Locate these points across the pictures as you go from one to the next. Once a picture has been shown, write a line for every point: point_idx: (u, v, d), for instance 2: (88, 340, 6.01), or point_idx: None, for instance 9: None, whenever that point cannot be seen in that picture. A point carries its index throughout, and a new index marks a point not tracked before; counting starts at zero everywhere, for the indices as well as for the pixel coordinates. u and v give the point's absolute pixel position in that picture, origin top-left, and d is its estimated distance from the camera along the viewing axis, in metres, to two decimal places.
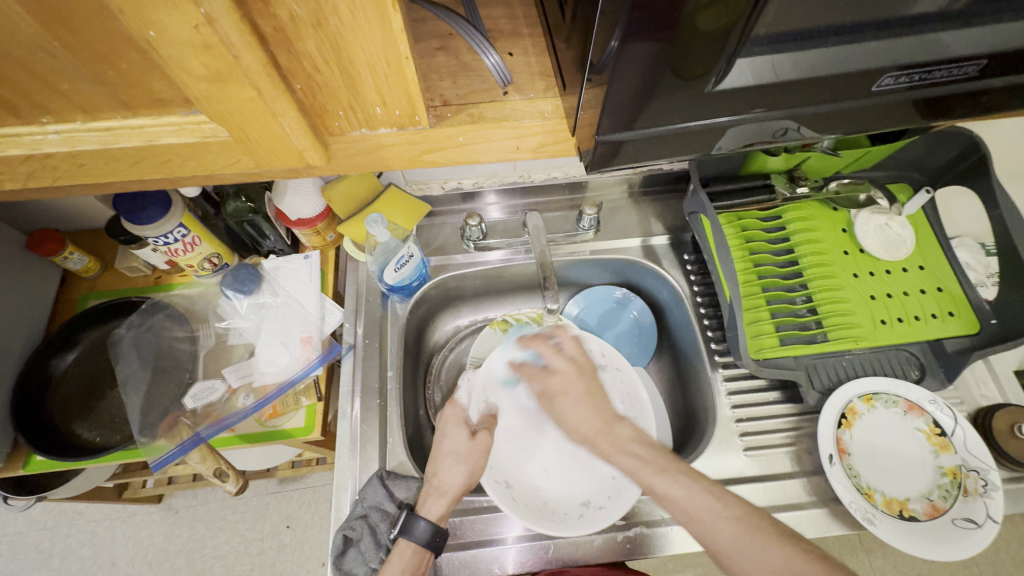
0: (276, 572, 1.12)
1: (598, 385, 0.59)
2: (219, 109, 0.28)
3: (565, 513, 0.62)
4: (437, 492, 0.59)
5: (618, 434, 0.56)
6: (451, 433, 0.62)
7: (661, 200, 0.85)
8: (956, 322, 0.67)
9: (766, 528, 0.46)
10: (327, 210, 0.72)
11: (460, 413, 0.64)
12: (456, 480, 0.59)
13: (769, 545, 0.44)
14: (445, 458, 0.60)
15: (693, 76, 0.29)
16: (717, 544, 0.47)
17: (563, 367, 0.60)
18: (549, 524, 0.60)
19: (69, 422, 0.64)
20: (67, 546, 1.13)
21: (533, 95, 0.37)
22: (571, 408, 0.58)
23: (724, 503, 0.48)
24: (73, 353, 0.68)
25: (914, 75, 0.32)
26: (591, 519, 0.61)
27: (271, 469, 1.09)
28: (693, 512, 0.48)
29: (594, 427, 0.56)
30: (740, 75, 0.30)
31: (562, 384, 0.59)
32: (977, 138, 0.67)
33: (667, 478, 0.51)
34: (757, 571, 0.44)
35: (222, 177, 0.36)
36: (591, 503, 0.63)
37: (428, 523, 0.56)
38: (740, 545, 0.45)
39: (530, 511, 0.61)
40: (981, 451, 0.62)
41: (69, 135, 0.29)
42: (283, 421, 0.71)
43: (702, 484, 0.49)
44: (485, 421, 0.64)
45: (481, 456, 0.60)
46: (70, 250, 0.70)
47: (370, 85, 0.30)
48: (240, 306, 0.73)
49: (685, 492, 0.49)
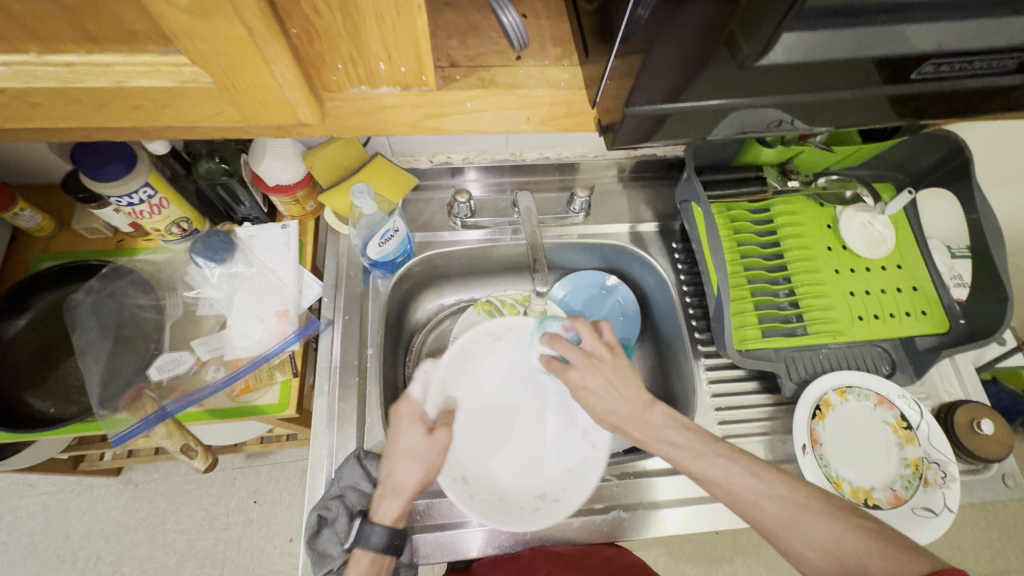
0: (241, 548, 1.09)
1: (621, 372, 0.56)
2: (202, 49, 0.25)
3: (519, 506, 0.61)
4: (393, 493, 0.54)
5: (650, 422, 0.55)
6: (406, 430, 0.56)
7: (652, 186, 0.84)
8: (928, 321, 0.69)
9: (814, 506, 0.48)
10: (308, 177, 0.68)
11: (417, 408, 0.57)
12: (412, 479, 0.54)
13: (816, 524, 0.46)
14: (401, 456, 0.55)
15: (722, 57, 0.28)
16: (762, 520, 0.49)
17: (583, 363, 0.56)
18: (506, 519, 0.59)
19: (20, 391, 0.59)
20: (17, 518, 1.08)
21: (547, 62, 0.35)
22: (596, 399, 0.56)
23: (769, 483, 0.49)
24: (24, 319, 0.63)
25: (955, 65, 0.31)
26: (547, 512, 0.60)
27: (239, 445, 1.06)
28: (736, 493, 0.50)
29: (625, 417, 0.55)
30: (781, 55, 0.29)
31: (582, 379, 0.56)
32: (961, 142, 0.67)
33: (706, 461, 0.51)
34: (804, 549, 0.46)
35: (200, 130, 0.33)
36: (546, 496, 0.62)
37: (384, 529, 0.52)
38: (788, 525, 0.47)
39: (485, 506, 0.59)
40: (943, 444, 0.65)
41: (21, 69, 0.26)
42: (256, 397, 0.68)
43: (742, 466, 0.50)
44: (444, 417, 0.60)
45: (437, 454, 0.55)
46: (22, 207, 0.64)
47: (375, 36, 0.27)
48: (211, 274, 0.68)
49: (728, 473, 0.50)
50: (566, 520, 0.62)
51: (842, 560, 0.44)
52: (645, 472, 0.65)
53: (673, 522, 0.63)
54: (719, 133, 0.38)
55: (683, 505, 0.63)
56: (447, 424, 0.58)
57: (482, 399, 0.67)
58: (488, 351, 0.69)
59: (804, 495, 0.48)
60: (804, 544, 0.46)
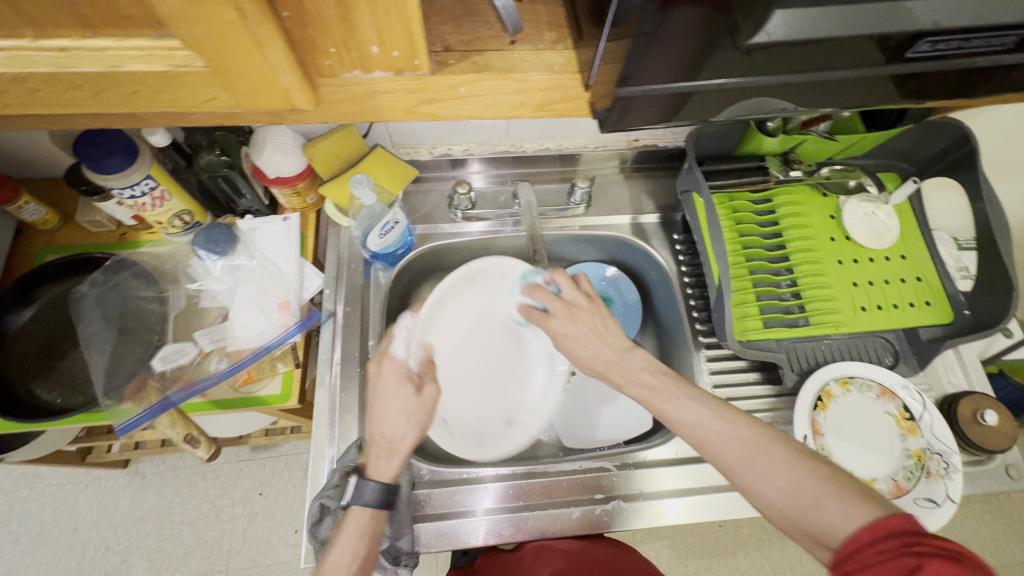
0: (247, 539, 1.11)
1: (601, 321, 0.59)
2: (195, 33, 0.25)
3: (493, 433, 0.66)
4: (387, 452, 0.52)
5: (630, 366, 0.56)
6: (394, 391, 0.54)
7: (653, 177, 0.83)
8: (932, 311, 0.68)
9: (776, 449, 0.46)
10: (308, 169, 0.68)
11: (401, 367, 0.54)
12: (407, 438, 0.53)
13: (776, 465, 0.45)
14: (391, 415, 0.53)
15: (718, 35, 0.28)
16: (725, 460, 0.48)
17: (561, 311, 0.59)
18: (483, 450, 0.64)
19: (28, 381, 0.60)
20: (26, 510, 1.10)
21: (542, 46, 0.35)
22: (580, 344, 0.58)
23: (733, 426, 0.48)
24: (30, 310, 0.64)
25: (952, 43, 0.31)
26: (519, 436, 0.66)
27: (243, 437, 1.07)
28: (700, 434, 0.49)
29: (604, 360, 0.57)
30: (777, 40, 0.29)
31: (563, 327, 0.59)
32: (967, 131, 0.67)
33: (678, 404, 0.52)
34: (762, 486, 0.46)
35: (196, 117, 0.33)
36: (514, 421, 0.67)
37: (377, 485, 0.50)
38: (747, 464, 0.47)
39: (465, 442, 0.64)
40: (945, 435, 0.64)
41: (16, 55, 0.26)
42: (258, 388, 0.68)
43: (712, 408, 0.50)
44: (426, 370, 0.57)
45: (429, 409, 0.54)
46: (26, 200, 0.65)
47: (367, 19, 0.27)
48: (213, 267, 0.69)
49: (698, 415, 0.50)
50: (566, 510, 0.63)
51: (797, 501, 0.43)
52: (645, 462, 0.66)
53: (673, 512, 0.63)
54: (715, 119, 0.38)
55: (684, 496, 0.63)
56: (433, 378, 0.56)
57: (446, 340, 0.68)
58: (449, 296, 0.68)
59: (767, 437, 0.47)
60: (764, 485, 0.46)
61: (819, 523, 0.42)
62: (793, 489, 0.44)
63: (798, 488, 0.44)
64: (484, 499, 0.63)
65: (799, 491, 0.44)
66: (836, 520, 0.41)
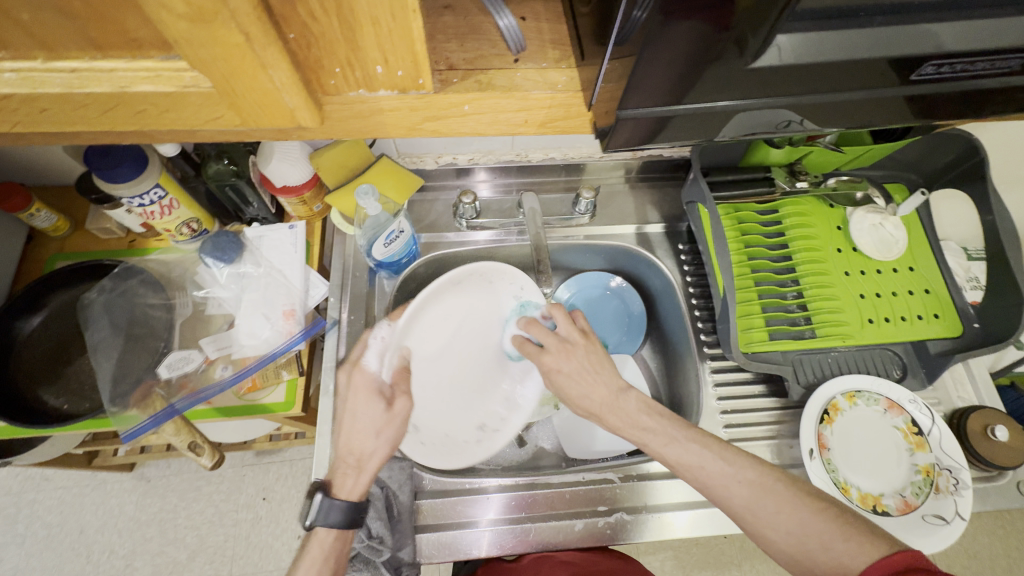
0: (250, 544, 1.11)
1: (596, 357, 0.57)
2: (201, 55, 0.25)
3: (463, 440, 0.66)
4: (356, 470, 0.53)
5: (625, 408, 0.55)
6: (364, 406, 0.54)
7: (658, 187, 0.83)
8: (940, 324, 0.67)
9: (780, 491, 0.49)
10: (315, 178, 0.69)
11: (370, 380, 0.56)
12: (378, 456, 0.53)
13: (782, 508, 0.48)
14: (360, 432, 0.53)
15: (721, 54, 0.28)
16: (730, 504, 0.50)
17: (553, 345, 0.57)
18: (450, 458, 0.64)
19: (36, 387, 0.61)
20: (33, 512, 1.11)
21: (545, 64, 0.36)
22: (570, 385, 0.56)
23: (738, 468, 0.50)
24: (39, 316, 0.64)
25: (957, 65, 0.31)
26: (488, 442, 0.66)
27: (248, 442, 1.07)
28: (705, 478, 0.51)
29: (598, 403, 0.56)
30: (778, 63, 0.29)
31: (555, 363, 0.57)
32: (976, 142, 0.66)
33: (679, 446, 0.52)
34: (771, 531, 0.48)
35: (203, 134, 0.34)
36: (487, 428, 0.67)
37: (347, 505, 0.51)
38: (754, 508, 0.49)
39: (434, 450, 0.64)
40: (955, 451, 0.63)
41: (27, 75, 0.27)
42: (263, 395, 0.69)
43: (714, 450, 0.51)
44: (398, 382, 0.58)
45: (401, 425, 0.55)
46: (37, 208, 0.66)
47: (372, 41, 0.27)
48: (219, 275, 0.69)
49: (698, 457, 0.51)
50: (569, 522, 0.62)
51: (806, 543, 0.46)
52: (649, 475, 0.65)
53: (676, 526, 0.62)
54: (710, 137, 0.38)
55: (688, 509, 0.63)
56: (408, 394, 0.57)
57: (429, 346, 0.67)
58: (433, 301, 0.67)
59: (772, 478, 0.50)
60: (774, 530, 0.48)
61: (828, 564, 0.44)
62: (802, 530, 0.46)
63: (808, 531, 0.46)
64: (487, 510, 0.62)
65: (809, 533, 0.46)
66: (843, 559, 0.43)
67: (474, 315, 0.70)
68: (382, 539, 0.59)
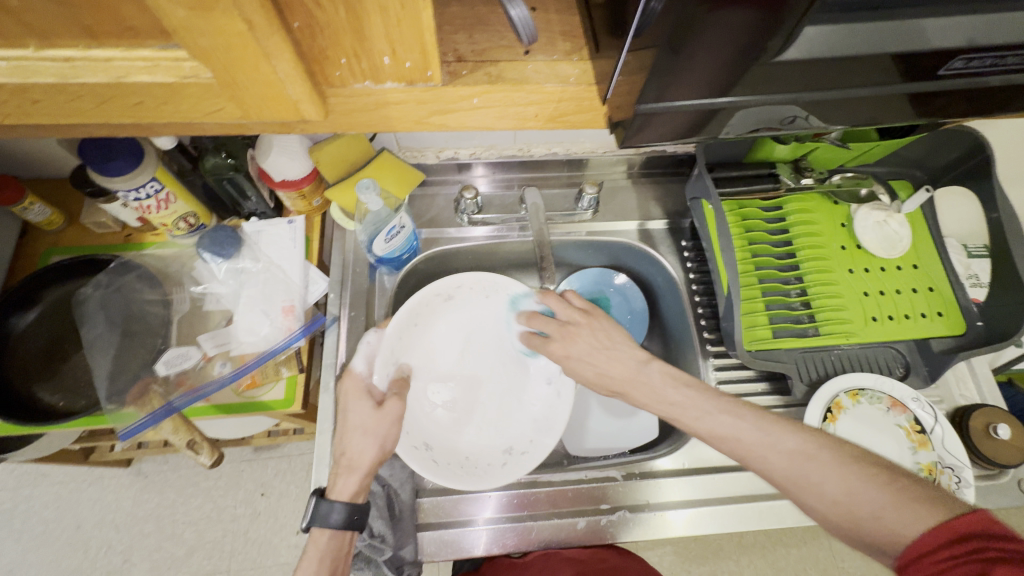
0: (248, 540, 1.10)
1: (603, 335, 0.60)
2: (202, 45, 0.24)
3: (487, 463, 0.63)
4: (348, 470, 0.53)
5: (647, 382, 0.56)
6: (355, 405, 0.55)
7: (661, 183, 0.82)
8: (944, 322, 0.67)
9: (826, 457, 0.47)
10: (314, 172, 0.68)
11: (360, 382, 0.57)
12: (367, 454, 0.53)
13: (829, 475, 0.46)
14: (352, 432, 0.54)
15: (742, 47, 0.27)
16: (773, 475, 0.48)
17: (557, 330, 0.61)
18: (472, 479, 0.60)
19: (30, 383, 0.60)
20: (29, 508, 1.10)
21: (556, 57, 0.35)
22: (582, 364, 0.59)
23: (780, 437, 0.49)
24: (33, 312, 0.63)
25: (988, 59, 0.30)
26: (514, 465, 0.62)
27: (246, 438, 1.06)
28: (749, 448, 0.49)
29: (617, 379, 0.57)
30: (797, 59, 0.28)
31: (564, 347, 0.60)
32: (982, 140, 0.66)
33: (715, 417, 0.52)
34: (817, 500, 0.46)
35: (202, 128, 0.33)
36: (514, 451, 0.64)
37: (342, 506, 0.51)
38: (797, 477, 0.47)
39: (451, 469, 0.61)
40: (957, 449, 0.63)
41: (18, 65, 0.26)
42: (262, 393, 0.68)
43: (749, 420, 0.50)
44: (394, 387, 0.58)
45: (391, 426, 0.54)
46: (31, 201, 0.65)
47: (379, 30, 0.26)
48: (217, 270, 0.69)
49: (739, 428, 0.50)
50: (571, 520, 0.62)
51: (853, 511, 0.44)
52: (651, 473, 0.65)
53: (677, 524, 0.62)
54: (716, 133, 0.38)
55: (690, 507, 0.62)
56: (399, 394, 0.57)
57: (437, 366, 0.68)
58: (434, 316, 0.68)
59: (815, 446, 0.48)
60: (820, 498, 0.46)
61: (880, 532, 0.42)
62: (849, 496, 0.44)
63: (857, 498, 0.44)
64: (487, 508, 0.62)
65: (858, 497, 0.44)
66: (895, 527, 0.42)
67: (485, 334, 0.70)
68: (384, 538, 0.58)
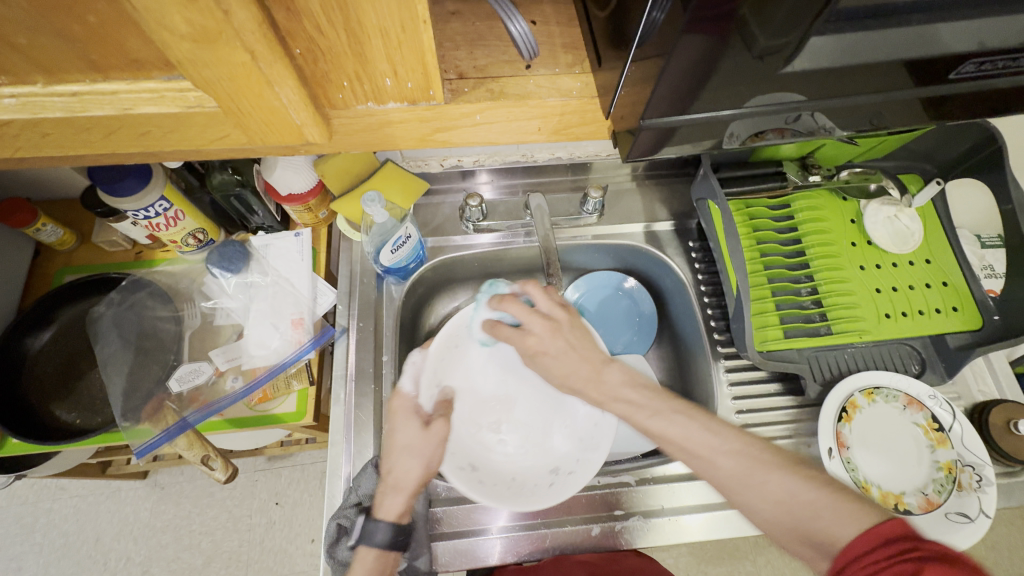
0: (264, 549, 1.11)
1: (578, 334, 0.57)
2: (206, 75, 0.25)
3: (535, 484, 0.61)
4: (394, 490, 0.52)
5: (607, 381, 0.56)
6: (402, 425, 0.55)
7: (666, 184, 0.82)
8: (961, 317, 0.66)
9: (766, 458, 0.46)
10: (319, 185, 0.68)
11: (409, 402, 0.56)
12: (413, 474, 0.53)
13: (769, 477, 0.45)
14: (399, 452, 0.54)
15: (749, 51, 0.26)
16: (718, 479, 0.47)
17: (539, 325, 0.57)
18: (519, 500, 0.59)
19: (47, 403, 0.61)
20: (49, 521, 1.11)
21: (557, 70, 0.35)
22: (555, 363, 0.57)
23: (723, 438, 0.48)
24: (48, 332, 0.64)
25: (999, 62, 0.30)
26: (563, 485, 0.60)
27: (259, 448, 1.07)
28: (694, 451, 0.48)
29: (583, 377, 0.56)
30: (801, 63, 0.28)
31: (542, 343, 0.57)
32: (993, 129, 0.64)
33: (664, 419, 0.51)
34: (756, 501, 0.45)
35: (210, 155, 0.33)
36: (561, 470, 0.62)
37: (387, 525, 0.51)
38: (742, 480, 0.46)
39: (498, 490, 0.60)
40: (977, 447, 0.62)
41: (28, 100, 0.26)
42: (273, 406, 0.69)
43: (699, 421, 0.49)
44: (440, 410, 0.59)
45: (436, 446, 0.54)
46: (43, 222, 0.66)
47: (380, 53, 0.26)
48: (228, 285, 0.69)
49: (685, 430, 0.49)
50: (585, 526, 0.62)
51: (794, 513, 0.43)
52: (665, 478, 0.64)
53: (692, 529, 0.61)
54: (722, 137, 0.38)
55: (705, 511, 0.62)
56: (445, 416, 0.57)
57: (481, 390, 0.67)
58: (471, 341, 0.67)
59: (758, 448, 0.47)
60: (759, 500, 0.45)
61: (816, 532, 0.41)
62: (790, 500, 0.43)
63: (797, 499, 0.43)
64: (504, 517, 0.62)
65: (796, 501, 0.43)
66: (835, 529, 0.40)
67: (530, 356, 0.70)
68: None
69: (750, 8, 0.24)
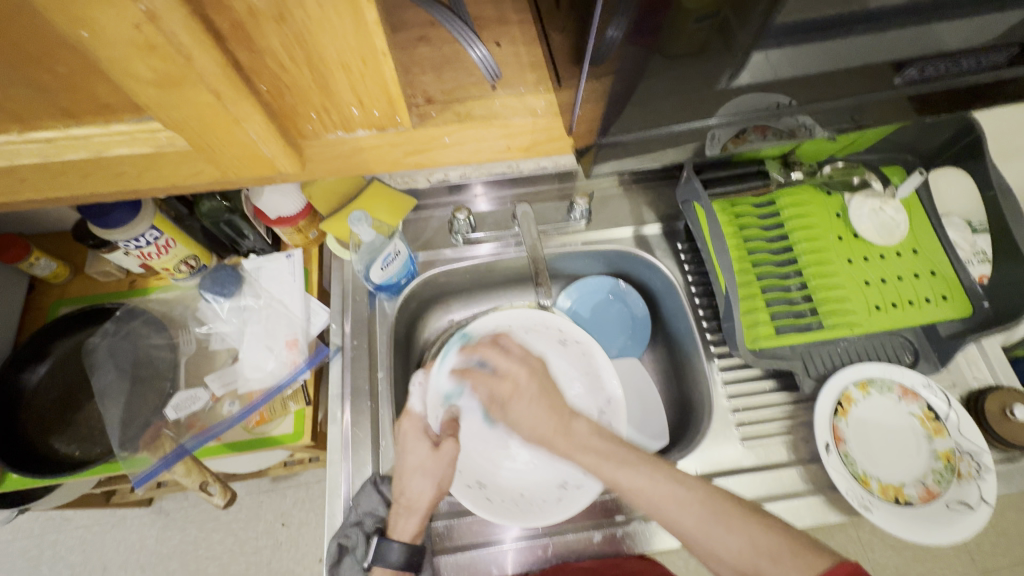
0: (272, 571, 1.11)
1: (549, 381, 0.58)
2: (173, 117, 0.25)
3: (541, 500, 0.61)
4: (407, 512, 0.55)
5: (577, 432, 0.54)
6: (413, 447, 0.58)
7: (652, 188, 0.82)
8: (950, 306, 0.65)
9: (729, 509, 0.46)
10: (308, 206, 0.69)
11: (419, 423, 0.59)
12: (425, 496, 0.56)
13: (731, 526, 0.45)
14: (411, 474, 0.57)
15: (710, 53, 0.28)
16: (681, 528, 0.47)
17: (516, 368, 0.58)
18: (527, 516, 0.59)
19: (45, 435, 0.61)
20: (55, 553, 1.11)
21: (523, 89, 0.36)
22: (526, 410, 0.56)
23: (688, 486, 0.48)
24: (45, 365, 0.64)
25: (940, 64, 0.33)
26: (569, 501, 0.59)
27: (262, 469, 1.07)
28: (659, 500, 0.48)
29: (551, 429, 0.55)
30: (752, 68, 0.30)
31: (515, 388, 0.57)
32: (971, 119, 0.66)
33: (631, 470, 0.50)
34: (721, 551, 0.45)
35: (188, 190, 0.34)
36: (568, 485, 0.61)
37: (401, 546, 0.54)
38: (705, 528, 0.46)
39: (506, 507, 0.60)
40: (974, 435, 0.62)
41: (7, 147, 0.27)
42: (272, 428, 0.69)
43: (663, 471, 0.50)
44: (448, 429, 0.60)
45: (447, 468, 0.57)
46: (37, 255, 0.67)
47: (344, 85, 0.27)
48: (221, 310, 0.70)
49: (650, 480, 0.49)
50: (586, 534, 0.62)
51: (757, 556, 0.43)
52: None
53: None
54: (702, 141, 0.39)
55: None
56: (453, 436, 0.59)
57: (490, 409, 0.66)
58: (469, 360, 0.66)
59: (721, 498, 0.47)
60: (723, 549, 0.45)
61: None
62: (752, 548, 0.44)
63: (757, 546, 0.44)
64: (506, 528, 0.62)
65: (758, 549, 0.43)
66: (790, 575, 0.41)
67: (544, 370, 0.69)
68: None
69: (731, 11, 0.24)
